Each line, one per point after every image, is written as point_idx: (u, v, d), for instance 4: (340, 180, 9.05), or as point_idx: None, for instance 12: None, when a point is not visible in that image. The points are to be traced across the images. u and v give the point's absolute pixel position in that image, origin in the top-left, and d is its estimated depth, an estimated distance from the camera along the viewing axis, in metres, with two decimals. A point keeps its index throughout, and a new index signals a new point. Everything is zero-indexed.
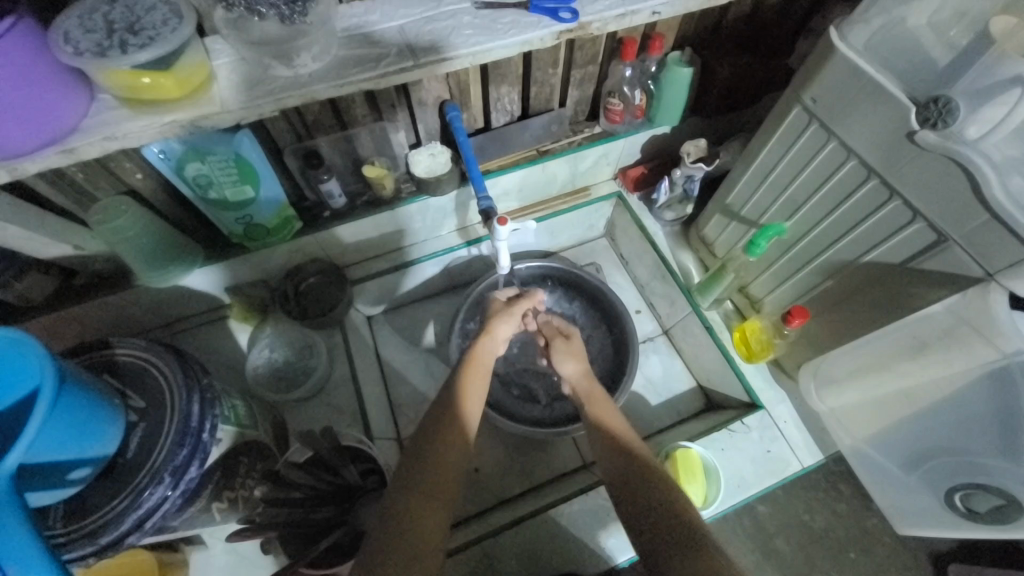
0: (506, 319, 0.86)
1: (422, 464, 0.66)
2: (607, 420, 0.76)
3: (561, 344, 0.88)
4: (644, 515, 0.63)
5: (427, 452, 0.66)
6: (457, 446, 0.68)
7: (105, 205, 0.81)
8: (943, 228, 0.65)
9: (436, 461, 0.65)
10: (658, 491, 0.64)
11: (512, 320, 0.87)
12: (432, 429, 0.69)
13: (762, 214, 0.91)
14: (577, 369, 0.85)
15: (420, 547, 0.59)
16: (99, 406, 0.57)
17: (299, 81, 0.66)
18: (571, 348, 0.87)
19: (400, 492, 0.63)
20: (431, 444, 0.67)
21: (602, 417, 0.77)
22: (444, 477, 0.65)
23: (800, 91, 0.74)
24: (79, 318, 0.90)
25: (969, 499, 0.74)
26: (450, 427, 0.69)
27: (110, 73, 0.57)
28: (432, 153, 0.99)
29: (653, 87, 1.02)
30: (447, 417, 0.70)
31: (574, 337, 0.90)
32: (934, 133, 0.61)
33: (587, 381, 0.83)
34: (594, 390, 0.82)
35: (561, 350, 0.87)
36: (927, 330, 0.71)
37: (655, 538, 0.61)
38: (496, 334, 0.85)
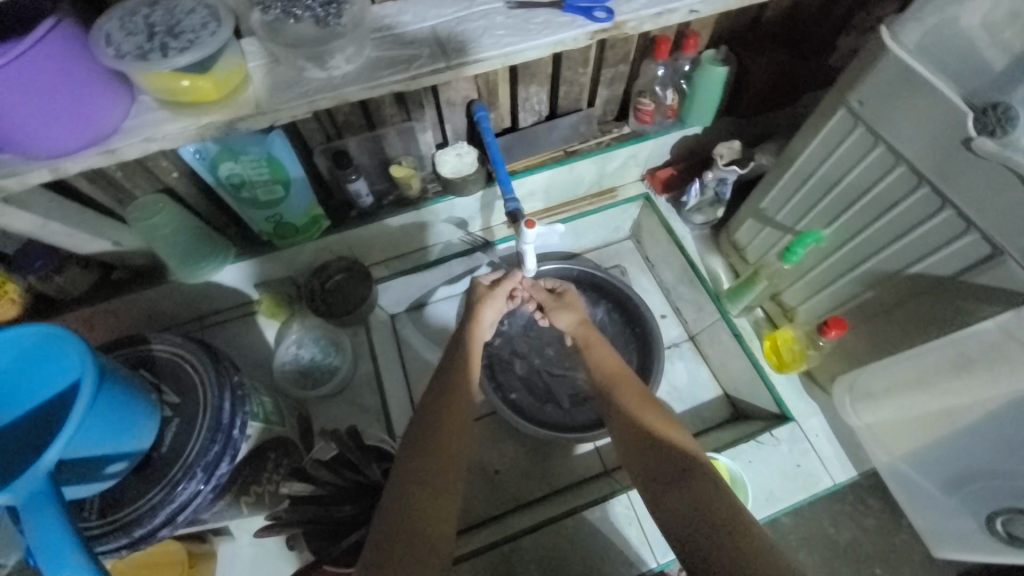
0: (492, 304, 0.90)
1: (427, 435, 0.71)
2: (597, 361, 0.85)
3: (554, 299, 0.97)
4: (630, 438, 0.71)
5: (432, 430, 0.71)
6: (459, 428, 0.72)
7: (143, 203, 0.84)
8: (998, 241, 0.61)
9: (442, 436, 0.70)
10: (642, 416, 0.73)
11: (497, 304, 0.91)
12: (434, 404, 0.74)
13: (799, 220, 0.88)
14: (572, 320, 0.94)
15: (430, 529, 0.63)
16: (137, 401, 0.59)
17: (331, 83, 0.66)
18: (565, 302, 0.96)
19: (408, 488, 0.65)
20: (434, 420, 0.72)
21: (593, 359, 0.86)
22: (444, 456, 0.69)
23: (845, 93, 0.71)
24: (117, 311, 0.93)
25: (1010, 524, 0.69)
26: (451, 404, 0.74)
27: (151, 75, 0.58)
28: (459, 153, 0.98)
29: (687, 86, 0.99)
30: (447, 395, 0.75)
31: (567, 292, 0.98)
32: (991, 141, 0.57)
33: (581, 329, 0.92)
34: (586, 336, 0.91)
35: (555, 304, 0.96)
36: (974, 347, 0.68)
37: (648, 463, 0.68)
38: (482, 319, 0.89)
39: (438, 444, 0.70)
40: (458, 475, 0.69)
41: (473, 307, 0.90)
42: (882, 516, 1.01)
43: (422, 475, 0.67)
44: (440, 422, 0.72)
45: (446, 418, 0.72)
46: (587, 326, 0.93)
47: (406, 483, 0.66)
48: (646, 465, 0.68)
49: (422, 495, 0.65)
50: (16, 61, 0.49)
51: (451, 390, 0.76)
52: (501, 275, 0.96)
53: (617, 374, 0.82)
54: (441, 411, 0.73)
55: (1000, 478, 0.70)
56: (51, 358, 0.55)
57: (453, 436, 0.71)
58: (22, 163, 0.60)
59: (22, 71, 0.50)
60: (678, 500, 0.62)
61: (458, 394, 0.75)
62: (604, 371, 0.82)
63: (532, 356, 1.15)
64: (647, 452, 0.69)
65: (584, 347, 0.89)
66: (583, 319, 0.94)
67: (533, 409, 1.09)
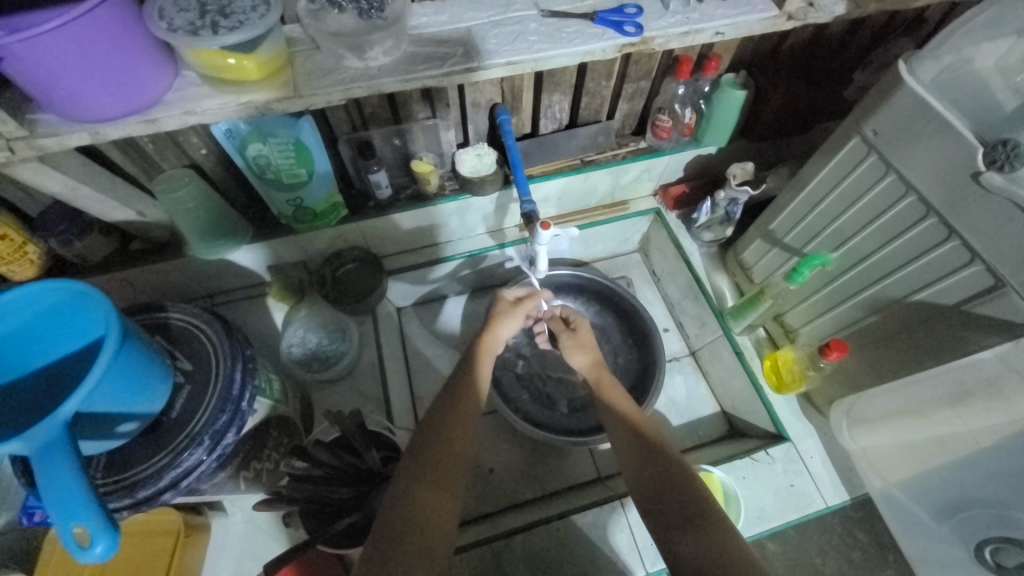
0: (509, 320, 0.91)
1: (436, 432, 0.72)
2: (615, 403, 0.83)
3: (568, 338, 0.96)
4: (648, 484, 0.70)
5: (439, 424, 0.73)
6: (465, 429, 0.74)
7: (170, 176, 0.86)
8: (1001, 273, 0.63)
9: (449, 432, 0.72)
10: (662, 462, 0.71)
11: (515, 320, 0.92)
12: (446, 403, 0.76)
13: (808, 243, 0.90)
14: (587, 360, 0.93)
15: (426, 527, 0.63)
16: (153, 362, 0.60)
17: (367, 74, 0.69)
18: (580, 340, 0.96)
19: (410, 479, 0.66)
20: (446, 416, 0.74)
21: (611, 400, 0.84)
22: (446, 458, 0.70)
23: (860, 122, 0.73)
24: (132, 280, 0.95)
25: (998, 554, 0.71)
26: (458, 402, 0.76)
27: (199, 50, 0.61)
28: (478, 154, 1.01)
29: (705, 106, 1.02)
30: (459, 400, 0.77)
31: (580, 327, 0.98)
32: (1000, 175, 0.59)
33: (595, 370, 0.91)
34: (601, 377, 0.89)
35: (569, 343, 0.96)
36: (972, 377, 0.69)
37: (659, 503, 0.67)
38: (498, 332, 0.90)
39: (442, 440, 0.71)
40: (460, 471, 0.70)
41: (490, 321, 0.91)
42: (871, 548, 1.01)
43: (427, 464, 0.68)
44: (447, 418, 0.74)
45: (454, 414, 0.74)
46: (600, 366, 0.91)
47: (410, 477, 0.67)
48: (662, 509, 0.66)
49: (421, 489, 0.66)
50: (74, 24, 0.51)
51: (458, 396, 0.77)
52: (525, 293, 0.98)
53: (638, 418, 0.80)
54: (450, 418, 0.74)
55: (993, 507, 0.71)
56: (78, 314, 0.57)
57: (457, 432, 0.73)
58: (63, 124, 0.62)
59: (78, 34, 0.52)
60: (698, 551, 0.59)
61: (465, 397, 0.77)
62: (624, 415, 0.81)
63: (534, 359, 1.16)
64: (668, 499, 0.67)
65: (599, 387, 0.88)
66: (599, 358, 0.93)
67: (532, 411, 1.10)
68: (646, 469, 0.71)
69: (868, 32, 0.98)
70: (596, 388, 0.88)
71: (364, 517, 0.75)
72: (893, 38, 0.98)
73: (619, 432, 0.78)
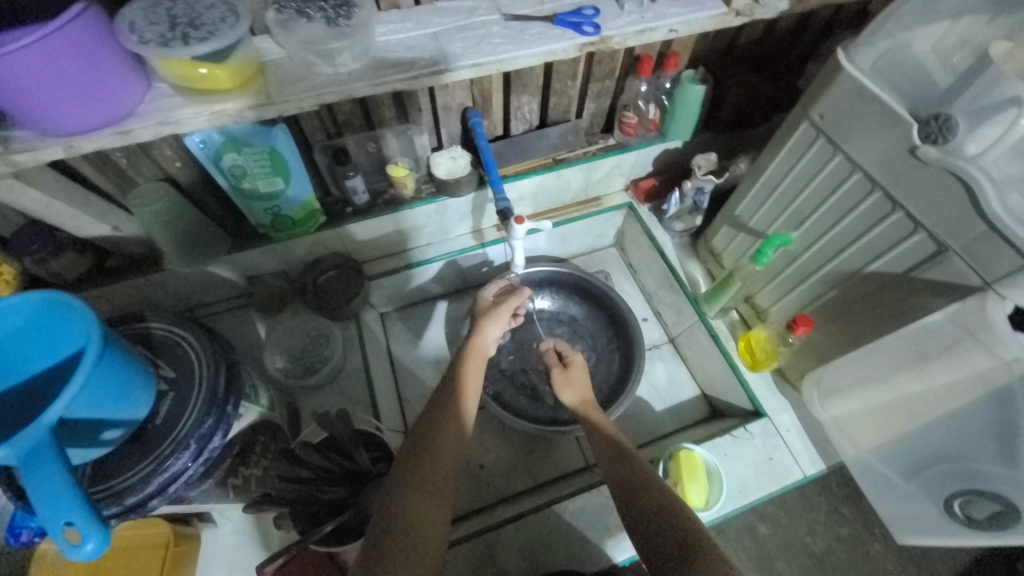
0: (495, 322, 0.92)
1: (428, 440, 0.72)
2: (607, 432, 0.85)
3: (559, 374, 0.95)
4: (629, 496, 0.73)
5: (428, 435, 0.72)
6: (454, 433, 0.73)
7: (145, 190, 0.86)
8: (942, 239, 0.67)
9: (437, 443, 0.71)
10: (648, 486, 0.73)
11: (500, 321, 0.93)
12: (434, 414, 0.75)
13: (770, 225, 0.94)
14: (576, 398, 0.93)
15: (417, 535, 0.62)
16: (135, 369, 0.60)
17: (339, 79, 0.71)
18: (572, 375, 0.95)
19: (400, 482, 0.67)
20: (433, 426, 0.74)
21: (604, 430, 0.85)
22: (435, 470, 0.69)
23: (809, 108, 0.78)
24: (111, 296, 0.95)
25: (968, 507, 0.75)
26: (447, 415, 0.75)
27: (170, 61, 0.62)
28: (452, 157, 1.03)
29: (668, 102, 1.07)
30: (444, 412, 0.76)
31: (573, 363, 0.98)
32: (935, 148, 0.64)
33: (584, 407, 0.91)
34: (589, 413, 0.90)
35: (560, 379, 0.95)
36: (929, 340, 0.73)
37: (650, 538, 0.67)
38: (486, 334, 0.90)
39: (429, 451, 0.70)
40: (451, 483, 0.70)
41: (477, 324, 0.92)
42: (859, 526, 1.12)
43: (417, 468, 0.69)
44: (434, 429, 0.73)
45: (442, 423, 0.74)
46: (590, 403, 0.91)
47: (400, 486, 0.67)
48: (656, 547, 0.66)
49: (410, 494, 0.66)
50: (47, 40, 0.52)
51: (452, 402, 0.77)
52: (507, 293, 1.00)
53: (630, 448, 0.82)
54: (438, 424, 0.74)
55: (959, 462, 0.74)
56: (58, 323, 0.57)
57: (445, 444, 0.71)
58: (37, 138, 0.63)
59: (51, 50, 0.53)
60: None
61: (457, 406, 0.77)
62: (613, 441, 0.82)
63: (519, 356, 1.19)
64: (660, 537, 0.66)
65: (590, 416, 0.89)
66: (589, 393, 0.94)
67: (519, 405, 1.13)
68: (629, 483, 0.74)
69: (815, 28, 1.05)
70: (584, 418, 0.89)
71: (356, 514, 0.77)
72: (838, 32, 1.05)
73: (608, 460, 0.80)
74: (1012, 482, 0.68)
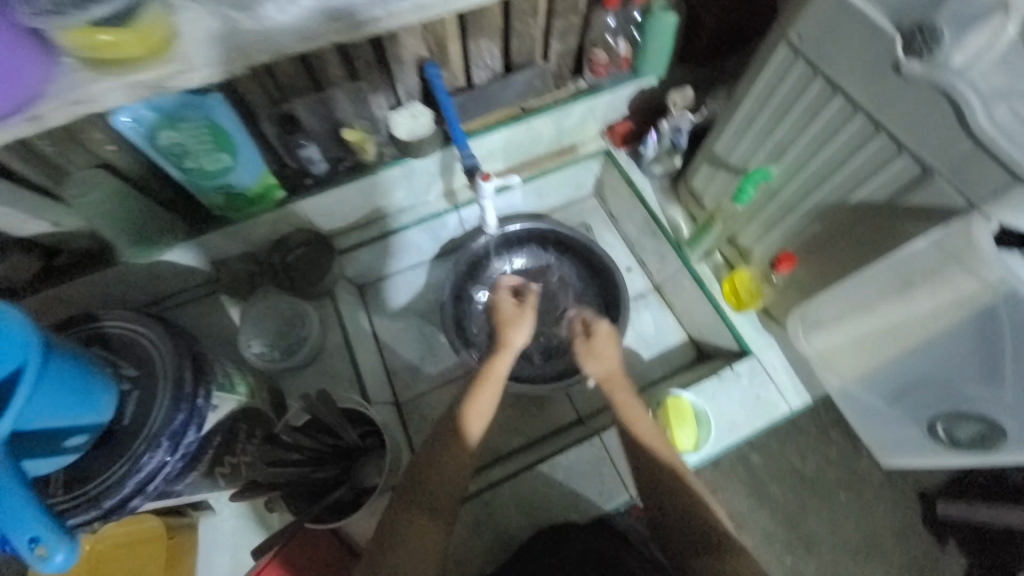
0: (518, 328, 0.87)
1: (426, 477, 0.69)
2: (632, 420, 0.79)
3: (583, 346, 0.89)
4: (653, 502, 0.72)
5: (432, 463, 0.70)
6: (460, 461, 0.71)
7: (78, 180, 0.80)
8: (926, 161, 0.64)
9: (439, 471, 0.69)
10: (672, 493, 0.70)
11: (524, 325, 0.88)
12: (439, 441, 0.72)
13: (749, 161, 0.91)
14: (600, 372, 0.86)
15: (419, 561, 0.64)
16: (92, 374, 0.57)
17: (264, 34, 0.63)
18: (596, 348, 0.88)
19: (400, 510, 0.67)
20: (436, 456, 0.71)
21: (628, 417, 0.79)
22: (436, 499, 0.68)
23: (787, 29, 0.72)
24: (68, 295, 0.90)
25: (952, 429, 0.78)
26: (453, 440, 0.72)
27: (69, 32, 0.55)
28: (413, 115, 0.96)
29: (638, 35, 0.99)
30: (451, 438, 0.72)
31: (599, 333, 0.89)
32: (920, 63, 0.59)
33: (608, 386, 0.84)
34: (613, 392, 0.83)
35: (584, 351, 0.88)
36: (912, 268, 0.71)
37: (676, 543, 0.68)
38: (508, 346, 0.84)
39: (426, 484, 0.69)
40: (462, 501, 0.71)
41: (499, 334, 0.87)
42: (852, 450, 1.22)
43: (421, 505, 0.67)
44: (439, 456, 0.71)
45: (448, 450, 0.71)
46: (616, 380, 0.84)
47: (400, 514, 0.66)
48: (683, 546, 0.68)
49: (410, 527, 0.65)
50: None
51: (450, 433, 0.72)
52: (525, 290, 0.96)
53: (656, 442, 0.76)
54: (433, 462, 0.70)
55: (942, 386, 0.76)
56: None
57: (447, 473, 0.69)
58: None
59: None
60: None
61: (457, 433, 0.72)
62: (637, 435, 0.77)
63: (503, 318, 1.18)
64: (686, 540, 0.68)
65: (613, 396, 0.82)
66: (615, 368, 0.86)
67: (507, 367, 1.12)
68: (653, 485, 0.73)
69: None
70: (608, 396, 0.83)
71: (350, 490, 0.82)
72: None
73: (631, 456, 0.77)
74: (998, 403, 0.71)
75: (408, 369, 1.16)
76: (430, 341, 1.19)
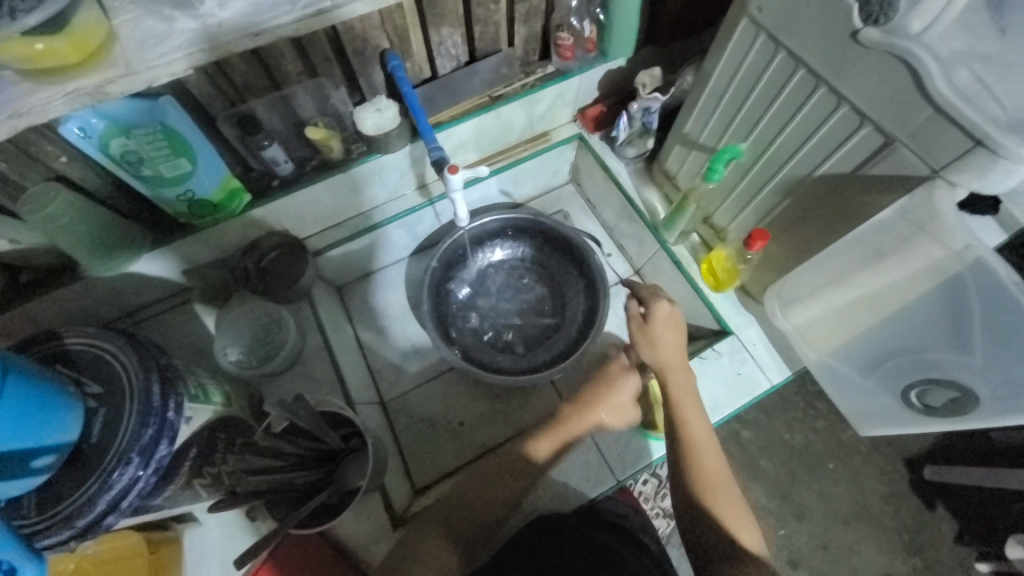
0: (640, 342, 0.83)
1: (466, 504, 0.77)
2: (685, 421, 0.77)
3: (638, 328, 0.83)
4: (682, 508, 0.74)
5: (471, 490, 0.78)
6: (506, 490, 0.78)
7: (33, 194, 0.77)
8: (889, 130, 0.64)
9: (479, 499, 0.77)
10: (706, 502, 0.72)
11: (639, 341, 0.83)
12: (487, 471, 0.80)
13: (719, 140, 0.90)
14: (653, 358, 0.82)
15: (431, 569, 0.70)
16: (54, 392, 0.56)
17: (208, 32, 0.62)
18: (651, 334, 0.82)
19: (425, 528, 0.75)
20: (479, 486, 0.79)
21: (681, 416, 0.77)
22: (466, 517, 0.76)
23: (746, 2, 0.71)
24: (34, 314, 0.88)
25: (925, 396, 0.77)
26: (501, 472, 0.80)
27: (2, 43, 0.53)
28: (378, 109, 0.93)
29: (603, 16, 0.98)
30: (502, 469, 0.80)
31: (655, 316, 0.82)
32: (876, 30, 0.59)
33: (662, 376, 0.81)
34: (667, 382, 0.80)
35: (639, 336, 0.83)
36: (883, 236, 0.72)
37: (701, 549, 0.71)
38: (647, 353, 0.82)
39: (461, 508, 0.76)
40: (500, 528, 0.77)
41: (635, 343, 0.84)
42: (834, 419, 1.34)
43: (442, 529, 0.74)
44: (487, 485, 0.78)
45: (495, 480, 0.79)
46: (671, 370, 0.80)
47: (425, 532, 0.74)
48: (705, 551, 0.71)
49: (430, 544, 0.72)
50: None
51: (494, 465, 0.81)
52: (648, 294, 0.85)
53: (706, 450, 0.75)
54: (490, 477, 0.79)
55: (913, 354, 0.75)
56: None
57: (486, 496, 0.77)
58: None
59: None
60: None
61: (507, 464, 0.81)
62: (688, 439, 0.76)
63: (484, 310, 1.17)
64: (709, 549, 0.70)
65: (667, 389, 0.80)
66: (672, 358, 0.81)
67: (490, 359, 1.12)
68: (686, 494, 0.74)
69: None
70: (661, 386, 0.81)
71: (336, 491, 0.82)
72: None
73: (675, 458, 0.76)
74: (967, 368, 0.70)
75: (393, 366, 1.16)
76: (414, 338, 1.19)
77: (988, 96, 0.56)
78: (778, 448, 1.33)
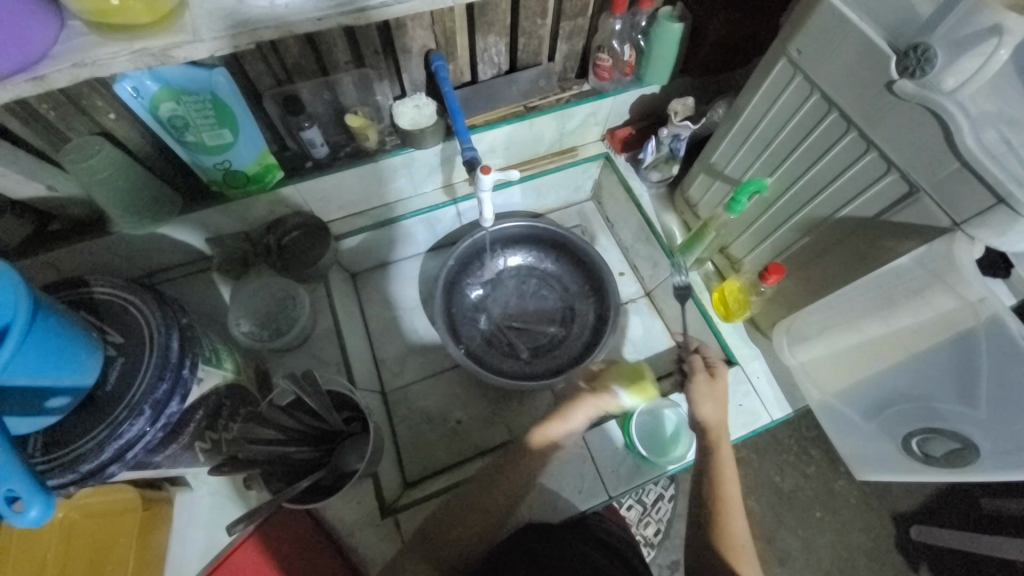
0: (706, 398, 0.84)
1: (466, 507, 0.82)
2: (720, 479, 0.79)
3: (705, 384, 0.85)
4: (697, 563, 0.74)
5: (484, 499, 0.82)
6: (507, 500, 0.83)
7: (77, 145, 0.79)
8: (915, 180, 0.66)
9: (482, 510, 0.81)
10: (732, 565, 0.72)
11: (706, 396, 0.84)
12: (506, 485, 0.83)
13: (745, 172, 0.92)
14: (714, 415, 0.83)
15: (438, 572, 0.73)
16: (77, 337, 0.57)
17: (275, 13, 0.64)
18: (716, 392, 0.85)
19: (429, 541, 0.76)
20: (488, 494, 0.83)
21: (719, 475, 0.80)
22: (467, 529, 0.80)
23: (786, 42, 0.74)
24: (58, 263, 0.89)
25: (927, 446, 0.78)
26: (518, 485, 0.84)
27: None
28: (417, 105, 0.96)
29: (644, 43, 1.00)
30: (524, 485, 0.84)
31: (720, 376, 0.86)
32: (911, 82, 0.61)
33: (716, 433, 0.83)
34: (720, 442, 0.82)
35: (704, 391, 0.84)
36: (894, 282, 0.73)
37: None
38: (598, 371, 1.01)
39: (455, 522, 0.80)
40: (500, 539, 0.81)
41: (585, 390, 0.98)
42: (826, 466, 1.34)
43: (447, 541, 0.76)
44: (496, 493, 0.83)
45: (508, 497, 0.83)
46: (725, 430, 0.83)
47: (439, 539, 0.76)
48: None
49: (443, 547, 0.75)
50: None
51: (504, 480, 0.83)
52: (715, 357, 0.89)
53: (738, 511, 0.78)
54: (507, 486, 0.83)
55: (916, 402, 0.76)
56: None
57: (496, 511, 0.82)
58: None
59: None
60: None
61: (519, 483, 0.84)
62: (722, 497, 0.78)
63: (493, 313, 1.19)
64: None
65: (716, 447, 0.82)
66: (724, 420, 0.84)
67: (494, 361, 1.13)
68: (704, 547, 0.75)
69: None
70: (710, 445, 0.82)
71: (331, 472, 0.82)
72: None
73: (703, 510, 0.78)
74: (969, 419, 0.70)
75: (398, 357, 1.17)
76: (420, 333, 1.20)
77: (1014, 157, 0.58)
78: (767, 489, 1.33)
